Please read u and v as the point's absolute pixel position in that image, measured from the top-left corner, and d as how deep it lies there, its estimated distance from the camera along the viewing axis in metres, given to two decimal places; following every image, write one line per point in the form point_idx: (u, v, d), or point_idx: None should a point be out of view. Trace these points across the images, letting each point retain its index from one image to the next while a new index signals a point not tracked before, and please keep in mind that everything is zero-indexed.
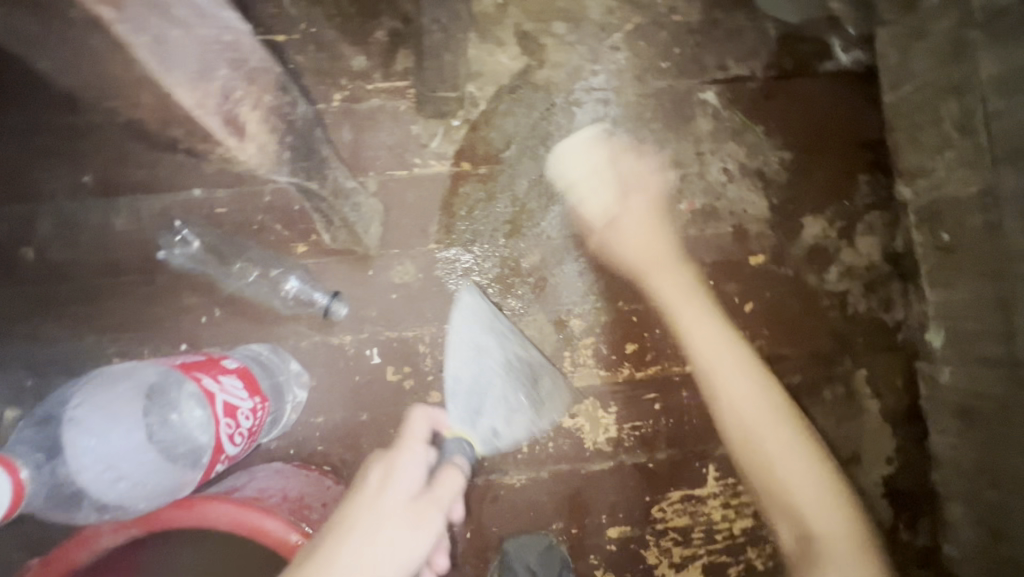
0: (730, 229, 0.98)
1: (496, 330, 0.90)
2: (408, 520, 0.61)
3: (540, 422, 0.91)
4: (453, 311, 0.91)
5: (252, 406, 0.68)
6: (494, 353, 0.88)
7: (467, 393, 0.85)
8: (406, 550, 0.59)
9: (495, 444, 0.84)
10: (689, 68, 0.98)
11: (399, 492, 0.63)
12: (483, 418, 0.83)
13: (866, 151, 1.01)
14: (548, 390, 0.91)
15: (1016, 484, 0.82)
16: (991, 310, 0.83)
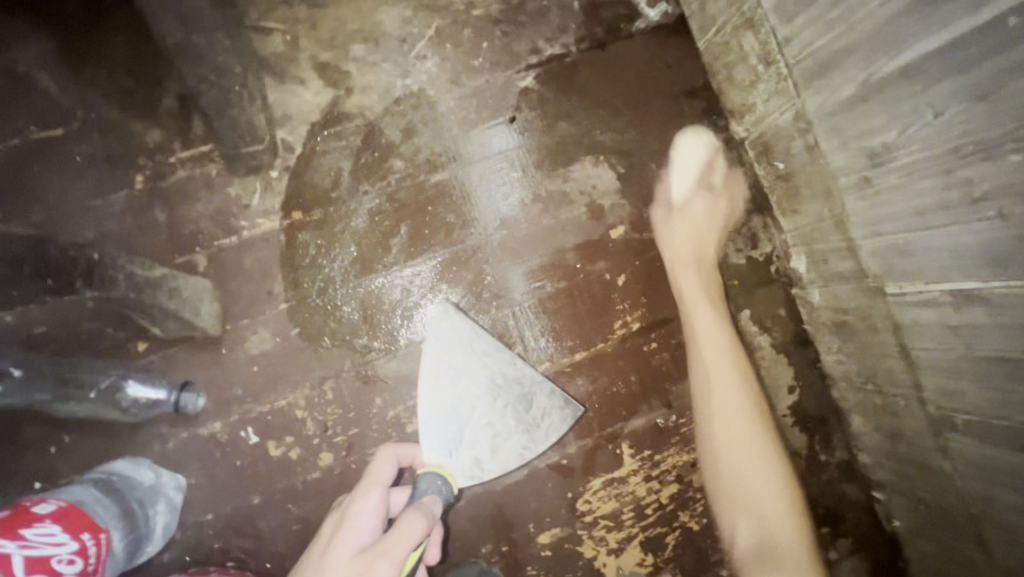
0: (585, 209, 0.97)
1: (475, 349, 0.81)
2: (353, 574, 0.55)
3: (536, 445, 0.79)
4: (431, 330, 0.83)
5: (75, 549, 0.66)
6: (475, 376, 0.79)
7: (444, 420, 0.76)
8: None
9: (479, 475, 0.75)
10: (503, 59, 0.97)
11: (348, 547, 0.60)
12: (463, 449, 0.74)
13: (695, 99, 1.01)
14: (542, 409, 0.81)
15: (894, 384, 0.85)
16: (833, 227, 0.86)
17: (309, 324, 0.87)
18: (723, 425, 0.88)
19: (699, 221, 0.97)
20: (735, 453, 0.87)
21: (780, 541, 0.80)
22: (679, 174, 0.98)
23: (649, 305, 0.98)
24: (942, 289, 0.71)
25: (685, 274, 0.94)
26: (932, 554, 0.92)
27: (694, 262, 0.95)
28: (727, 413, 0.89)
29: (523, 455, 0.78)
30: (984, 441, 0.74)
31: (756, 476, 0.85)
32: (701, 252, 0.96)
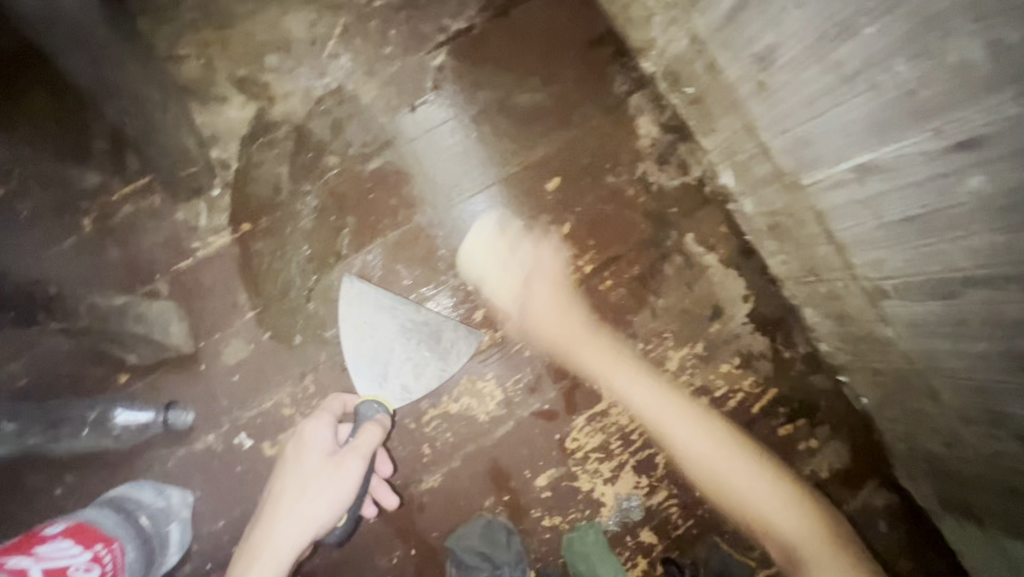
0: (518, 169, 1.02)
1: (382, 306, 0.91)
2: (330, 472, 0.75)
3: (451, 365, 0.92)
4: (341, 307, 0.91)
5: (91, 556, 0.72)
6: (387, 326, 0.90)
7: (370, 362, 0.89)
8: (332, 491, 0.74)
9: (409, 397, 0.90)
10: (412, 43, 1.01)
11: (314, 457, 0.77)
12: (392, 379, 0.89)
13: (602, 46, 1.06)
14: (450, 338, 0.93)
15: (829, 269, 0.91)
16: (746, 135, 0.91)
17: (278, 326, 0.91)
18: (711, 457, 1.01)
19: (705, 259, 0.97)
20: (717, 455, 1.01)
21: (803, 551, 1.02)
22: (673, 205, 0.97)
23: (598, 247, 1.03)
24: (845, 168, 0.77)
25: (582, 346, 1.00)
26: (900, 420, 0.99)
27: (580, 336, 1.00)
28: (699, 450, 1.01)
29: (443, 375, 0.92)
30: (912, 299, 0.80)
31: (744, 479, 1.02)
32: (616, 305, 1.02)
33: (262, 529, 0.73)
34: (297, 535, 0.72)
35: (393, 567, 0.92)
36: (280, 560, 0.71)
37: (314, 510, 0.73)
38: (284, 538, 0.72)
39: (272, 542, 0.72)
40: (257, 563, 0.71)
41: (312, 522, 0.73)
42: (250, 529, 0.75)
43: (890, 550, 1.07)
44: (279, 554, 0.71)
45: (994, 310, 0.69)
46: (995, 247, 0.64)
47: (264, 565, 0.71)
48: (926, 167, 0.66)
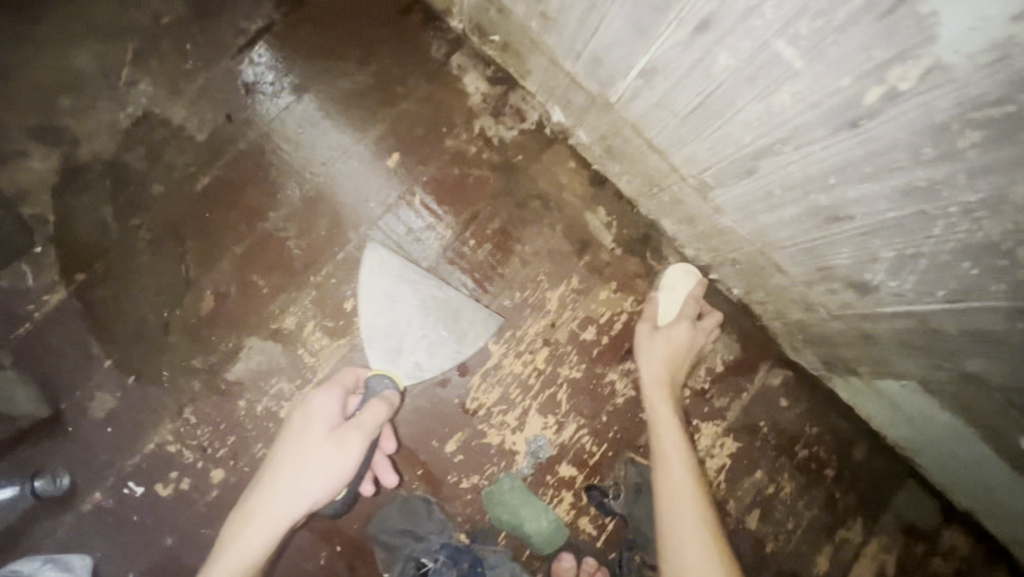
0: (355, 152, 1.02)
1: (403, 280, 0.98)
2: (333, 443, 0.74)
3: (464, 349, 0.99)
4: (363, 275, 0.98)
5: None
6: (409, 299, 0.97)
7: (384, 335, 0.96)
8: (332, 466, 0.73)
9: (421, 373, 0.96)
10: (213, 53, 0.99)
11: (321, 424, 0.77)
12: (406, 356, 0.95)
13: (409, 15, 1.07)
14: (468, 321, 1.00)
15: (662, 177, 0.96)
16: (554, 68, 0.94)
17: (142, 367, 0.89)
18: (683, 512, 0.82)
19: (677, 346, 1.00)
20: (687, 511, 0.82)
21: None
22: (666, 298, 1.06)
23: (453, 210, 1.04)
24: (634, 76, 0.80)
25: (664, 401, 0.97)
26: (768, 301, 1.05)
27: (668, 391, 0.98)
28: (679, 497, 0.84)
29: (456, 358, 0.99)
30: (728, 183, 0.85)
31: None
32: (678, 361, 1.00)
33: (255, 499, 0.73)
34: (292, 505, 0.72)
35: (322, 570, 0.91)
36: (272, 526, 0.70)
37: (309, 486, 0.72)
38: (278, 506, 0.71)
39: (265, 510, 0.71)
40: (249, 529, 0.70)
41: (308, 498, 0.72)
42: (246, 495, 0.75)
43: (793, 421, 1.14)
44: (271, 520, 0.71)
45: (783, 174, 0.75)
46: (759, 115, 0.69)
47: (255, 530, 0.70)
48: (685, 55, 0.70)
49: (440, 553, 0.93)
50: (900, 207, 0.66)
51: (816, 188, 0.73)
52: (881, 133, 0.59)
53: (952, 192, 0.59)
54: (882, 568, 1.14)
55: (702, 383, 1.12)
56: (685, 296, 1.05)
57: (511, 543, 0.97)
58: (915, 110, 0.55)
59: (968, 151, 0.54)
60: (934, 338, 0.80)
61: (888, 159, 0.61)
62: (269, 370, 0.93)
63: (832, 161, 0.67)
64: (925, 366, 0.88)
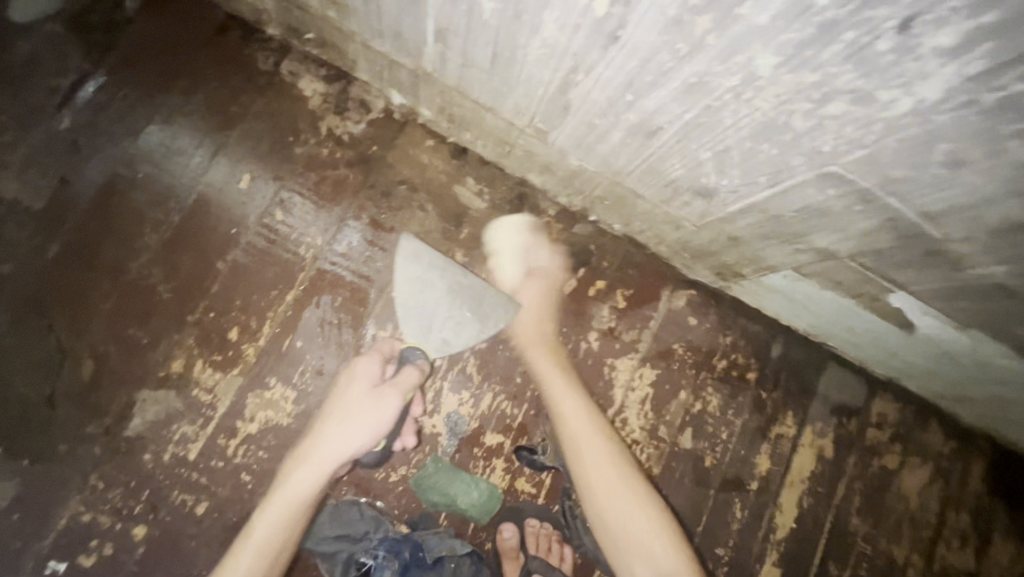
0: (205, 184, 1.01)
1: (434, 266, 1.05)
2: (375, 400, 0.93)
3: (487, 329, 1.05)
4: (397, 261, 1.05)
5: None
6: (436, 282, 1.04)
7: (415, 313, 1.03)
8: (376, 417, 0.91)
9: (447, 349, 1.03)
10: (31, 119, 0.97)
11: (363, 383, 0.95)
12: (435, 332, 1.03)
13: (227, 33, 1.06)
14: (491, 305, 1.05)
15: (503, 135, 0.97)
16: (370, 52, 0.93)
17: (36, 447, 0.89)
18: (601, 483, 0.93)
19: (535, 301, 1.06)
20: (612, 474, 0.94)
21: None
22: (501, 263, 1.08)
23: (320, 216, 1.04)
24: (431, 42, 0.81)
25: (541, 353, 1.04)
26: (647, 228, 1.06)
27: (544, 342, 1.05)
28: (601, 463, 0.94)
29: (479, 336, 1.05)
30: (557, 123, 0.85)
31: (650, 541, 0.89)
32: (546, 328, 1.06)
33: (304, 446, 0.91)
34: (337, 453, 0.89)
35: None
36: (322, 469, 0.88)
37: (352, 436, 0.90)
38: (327, 453, 0.89)
39: (318, 454, 0.89)
40: (303, 469, 0.88)
41: (351, 447, 0.89)
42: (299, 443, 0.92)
43: (706, 336, 1.17)
44: (323, 464, 0.88)
45: (592, 102, 0.76)
46: (543, 51, 0.70)
47: (307, 472, 0.88)
48: (457, 10, 0.71)
49: (380, 548, 0.93)
50: (691, 107, 0.67)
51: (623, 108, 0.74)
52: (640, 39, 0.61)
53: (719, 80, 0.60)
54: (822, 452, 1.18)
55: (610, 323, 1.12)
56: (544, 255, 1.10)
57: (453, 521, 0.98)
58: (652, 8, 0.56)
59: (708, 38, 0.55)
60: (781, 223, 0.82)
61: (658, 64, 0.62)
62: (167, 418, 0.93)
63: (619, 78, 0.68)
64: (788, 252, 0.90)
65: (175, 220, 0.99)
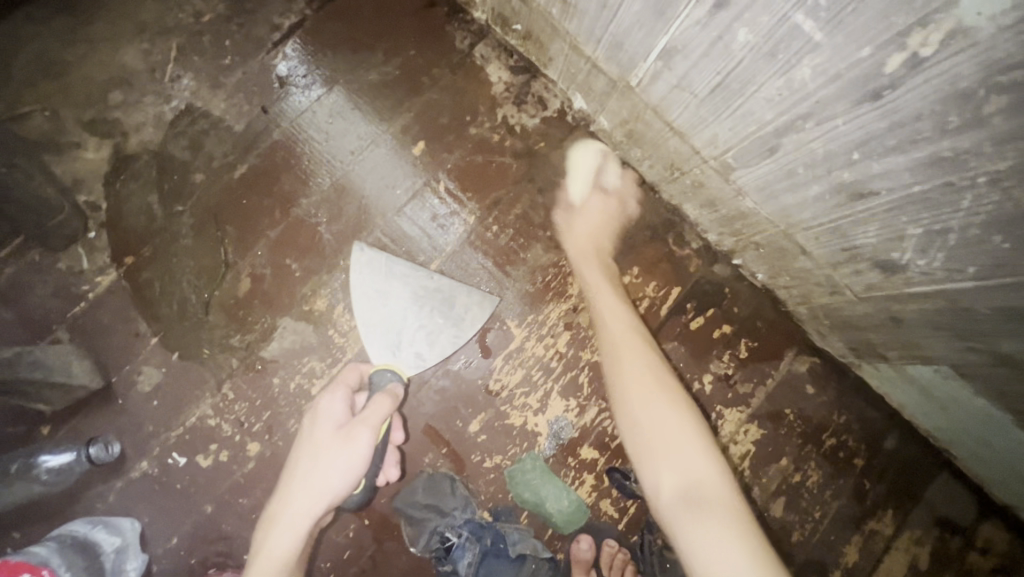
0: (383, 140, 1.06)
1: (394, 275, 1.00)
2: (338, 438, 0.77)
3: (464, 331, 1.01)
4: (351, 274, 1.00)
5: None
6: (400, 294, 1.00)
7: (382, 331, 0.98)
8: (343, 458, 0.75)
9: (422, 363, 0.99)
10: (251, 48, 1.05)
11: (327, 425, 0.80)
12: (406, 347, 0.98)
13: (435, 8, 1.11)
14: (463, 305, 1.02)
15: (680, 160, 0.97)
16: (575, 54, 0.96)
17: (185, 345, 0.95)
18: (633, 379, 0.82)
19: (594, 217, 1.06)
20: (635, 359, 0.85)
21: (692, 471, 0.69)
22: (573, 178, 1.08)
23: (477, 196, 1.07)
24: (654, 59, 0.82)
25: (591, 266, 1.01)
26: (792, 285, 1.04)
27: (598, 257, 1.03)
28: (615, 322, 0.92)
29: (456, 341, 1.01)
30: (749, 164, 0.85)
31: (661, 408, 0.78)
32: (601, 244, 1.05)
33: (277, 503, 0.77)
34: (309, 503, 0.74)
35: (351, 543, 0.95)
36: (297, 526, 0.73)
37: (323, 481, 0.74)
38: (299, 509, 0.74)
39: (287, 515, 0.74)
40: (275, 533, 0.73)
41: (322, 493, 0.74)
42: (271, 501, 0.78)
43: (820, 409, 1.12)
44: (297, 520, 0.73)
45: (806, 152, 0.75)
46: (780, 91, 0.70)
47: (281, 531, 0.73)
48: (704, 34, 0.71)
49: (464, 528, 0.95)
50: (927, 180, 0.64)
51: (841, 164, 0.72)
52: (904, 103, 0.59)
53: (981, 161, 0.58)
54: (916, 563, 1.09)
55: (726, 369, 1.11)
56: (616, 177, 1.10)
57: (533, 522, 0.98)
58: (940, 76, 0.54)
59: (994, 117, 0.53)
60: (966, 319, 0.78)
61: (914, 131, 0.61)
62: (301, 349, 0.97)
63: (855, 135, 0.67)
64: (957, 349, 0.84)
65: (349, 169, 1.04)
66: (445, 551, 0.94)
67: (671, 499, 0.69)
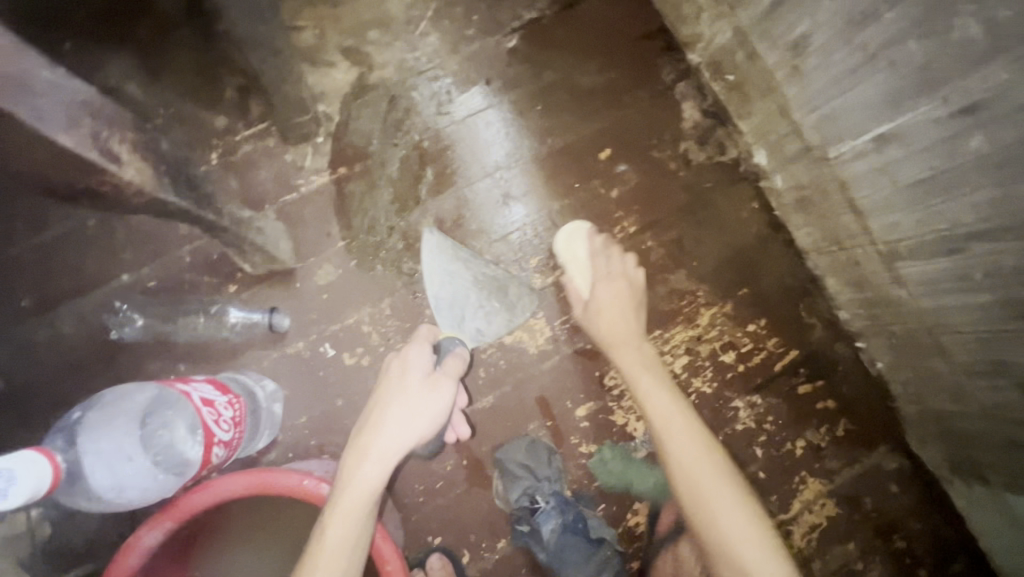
0: (577, 138, 1.17)
1: (460, 258, 1.07)
2: (428, 386, 0.82)
3: (516, 318, 1.08)
4: (424, 256, 1.07)
5: (228, 399, 0.80)
6: (464, 275, 1.07)
7: (448, 306, 1.06)
8: (433, 405, 0.80)
9: (482, 338, 1.06)
10: (492, 27, 1.17)
11: (414, 373, 0.84)
12: (466, 322, 1.06)
13: (653, 41, 1.22)
14: (517, 293, 1.09)
15: (850, 239, 1.03)
16: (780, 116, 1.05)
17: (364, 256, 1.06)
18: (666, 423, 0.85)
19: (708, 233, 1.17)
20: (679, 425, 0.84)
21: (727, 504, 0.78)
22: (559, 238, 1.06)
23: (640, 212, 1.16)
24: (864, 141, 0.91)
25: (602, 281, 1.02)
26: (911, 383, 1.08)
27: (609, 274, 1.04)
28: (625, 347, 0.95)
29: (508, 324, 1.08)
30: (919, 258, 0.91)
31: (684, 438, 0.83)
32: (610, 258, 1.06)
33: (361, 436, 0.78)
34: (399, 440, 0.77)
35: (445, 475, 1.03)
36: (386, 458, 0.76)
37: (410, 422, 0.78)
38: (386, 441, 0.77)
39: (377, 448, 0.76)
40: (364, 464, 0.75)
41: (413, 432, 0.78)
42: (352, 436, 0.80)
43: (897, 510, 1.14)
44: (386, 454, 0.76)
45: (991, 265, 0.80)
46: (987, 202, 0.77)
47: (370, 465, 0.75)
48: (937, 133, 0.79)
49: (552, 498, 1.02)
50: None
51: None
52: None
53: None
54: None
55: (819, 440, 1.15)
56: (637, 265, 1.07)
57: (608, 515, 1.04)
58: None
59: None
60: None
61: None
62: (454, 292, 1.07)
63: None
64: None
65: (538, 154, 1.16)
66: (530, 511, 1.01)
67: (695, 497, 0.79)
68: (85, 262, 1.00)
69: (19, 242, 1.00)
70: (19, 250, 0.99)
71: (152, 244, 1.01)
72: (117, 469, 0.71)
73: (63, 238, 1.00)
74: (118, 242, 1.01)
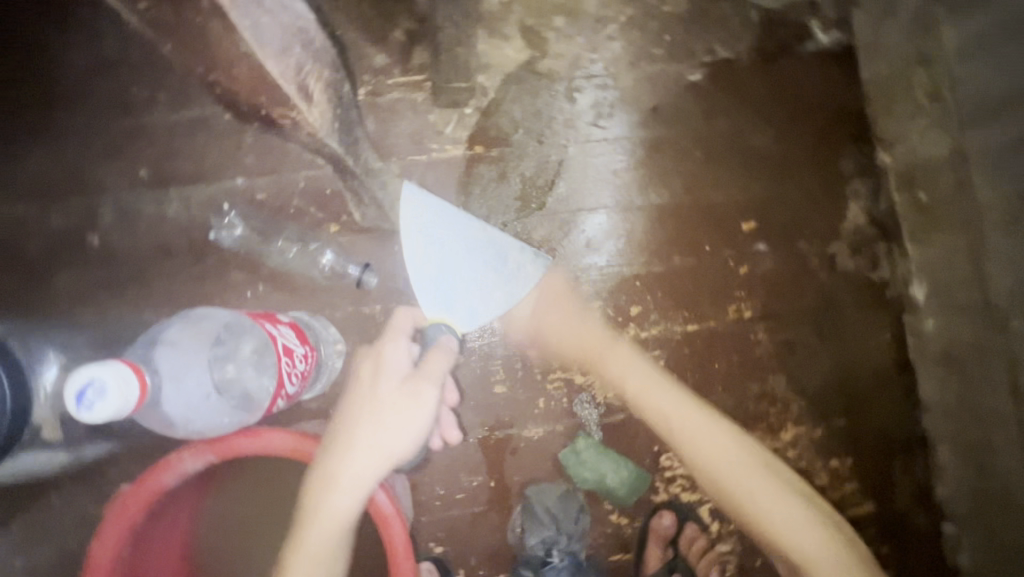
0: (725, 198, 1.07)
1: (445, 223, 0.99)
2: (405, 401, 0.79)
3: (517, 290, 1.00)
4: (402, 215, 0.99)
5: (304, 351, 0.78)
6: (454, 244, 0.97)
7: (431, 284, 0.96)
8: (412, 425, 0.78)
9: (473, 322, 0.96)
10: (681, 53, 1.07)
11: (389, 380, 0.81)
12: (454, 304, 0.95)
13: (845, 125, 1.08)
14: (517, 263, 1.01)
15: (993, 417, 0.95)
16: (966, 257, 0.96)
17: None
18: (720, 453, 1.00)
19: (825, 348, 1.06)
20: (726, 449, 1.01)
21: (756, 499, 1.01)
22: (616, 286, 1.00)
23: (762, 299, 1.05)
24: None
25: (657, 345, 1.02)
26: None
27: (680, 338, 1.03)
28: (672, 401, 1.01)
29: (507, 301, 0.99)
30: None
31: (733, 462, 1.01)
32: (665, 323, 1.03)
33: (331, 453, 0.76)
34: (375, 466, 0.76)
35: (468, 490, 0.98)
36: (359, 489, 0.75)
37: (391, 445, 0.77)
38: (358, 467, 0.76)
39: (348, 472, 0.75)
40: (335, 494, 0.74)
41: (390, 459, 0.77)
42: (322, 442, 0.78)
43: None
44: (359, 482, 0.75)
45: None
46: None
47: (340, 494, 0.74)
48: None
49: (565, 557, 0.98)
50: None
51: None
52: None
53: None
54: None
55: None
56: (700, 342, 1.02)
57: None
58: None
59: None
60: None
61: None
62: (543, 313, 1.01)
63: None
64: None
65: (678, 201, 1.06)
66: (540, 563, 0.97)
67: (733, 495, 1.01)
68: (208, 153, 0.99)
69: (157, 113, 0.99)
70: (153, 120, 0.99)
71: (276, 159, 0.99)
72: (189, 403, 0.70)
73: (196, 123, 0.99)
74: (244, 145, 0.99)
